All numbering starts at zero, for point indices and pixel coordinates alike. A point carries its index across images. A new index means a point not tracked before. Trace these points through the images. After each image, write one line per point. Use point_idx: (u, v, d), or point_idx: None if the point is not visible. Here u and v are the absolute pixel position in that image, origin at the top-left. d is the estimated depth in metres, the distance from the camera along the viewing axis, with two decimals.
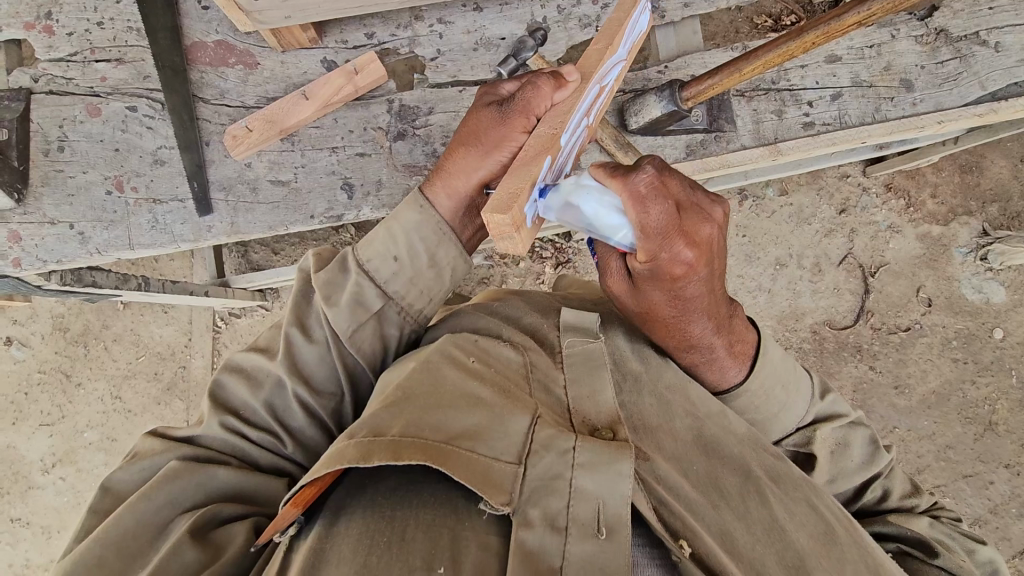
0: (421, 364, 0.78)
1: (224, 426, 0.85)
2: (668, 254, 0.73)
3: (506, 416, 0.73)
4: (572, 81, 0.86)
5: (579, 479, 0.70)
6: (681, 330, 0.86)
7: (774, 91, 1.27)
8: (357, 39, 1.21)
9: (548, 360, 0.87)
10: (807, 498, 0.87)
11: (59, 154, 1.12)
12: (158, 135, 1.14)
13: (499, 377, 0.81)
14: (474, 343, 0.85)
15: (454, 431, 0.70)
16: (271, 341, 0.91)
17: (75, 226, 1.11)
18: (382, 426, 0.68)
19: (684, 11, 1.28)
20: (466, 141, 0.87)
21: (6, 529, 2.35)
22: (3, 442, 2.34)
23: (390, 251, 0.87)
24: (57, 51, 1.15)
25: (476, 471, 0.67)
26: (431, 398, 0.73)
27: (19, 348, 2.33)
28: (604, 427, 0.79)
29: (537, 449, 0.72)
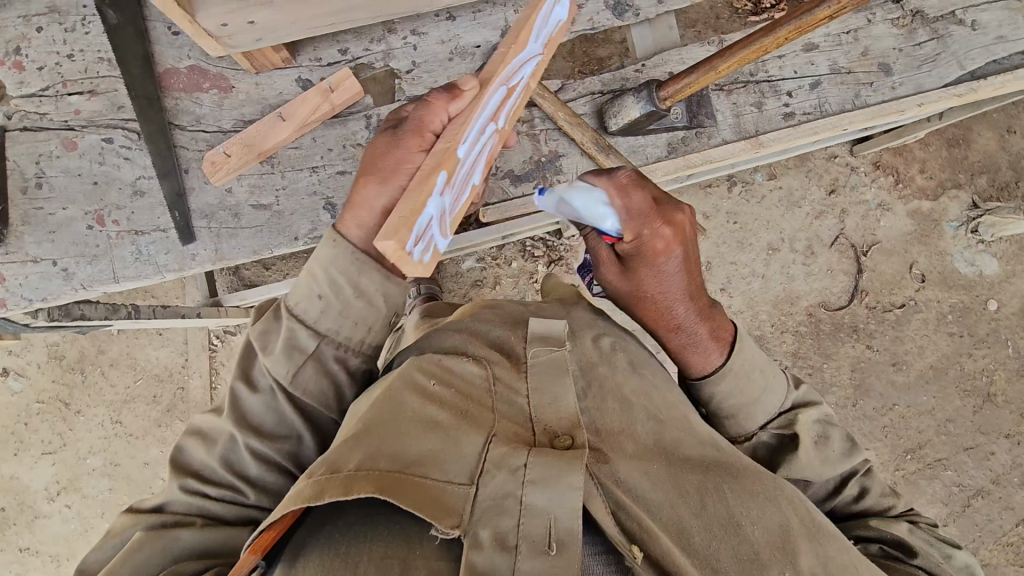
0: (386, 390, 0.79)
1: (185, 488, 0.85)
2: (651, 232, 0.87)
3: (460, 438, 0.73)
4: (467, 89, 0.87)
5: (529, 496, 0.67)
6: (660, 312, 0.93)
7: (753, 84, 1.26)
8: (331, 55, 1.20)
9: (509, 367, 0.86)
10: (766, 491, 0.84)
11: (37, 192, 1.11)
12: (136, 165, 1.14)
13: (461, 399, 0.79)
14: (437, 362, 0.84)
15: (408, 459, 0.69)
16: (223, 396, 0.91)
17: (58, 263, 1.11)
18: (340, 462, 0.68)
19: (659, 7, 1.27)
20: (366, 170, 0.85)
21: (15, 560, 2.36)
22: (6, 472, 2.34)
23: (314, 290, 0.84)
24: (28, 86, 1.14)
25: (427, 497, 0.66)
26: (389, 425, 0.73)
27: (16, 379, 2.33)
28: (563, 433, 0.77)
29: (489, 468, 0.70)
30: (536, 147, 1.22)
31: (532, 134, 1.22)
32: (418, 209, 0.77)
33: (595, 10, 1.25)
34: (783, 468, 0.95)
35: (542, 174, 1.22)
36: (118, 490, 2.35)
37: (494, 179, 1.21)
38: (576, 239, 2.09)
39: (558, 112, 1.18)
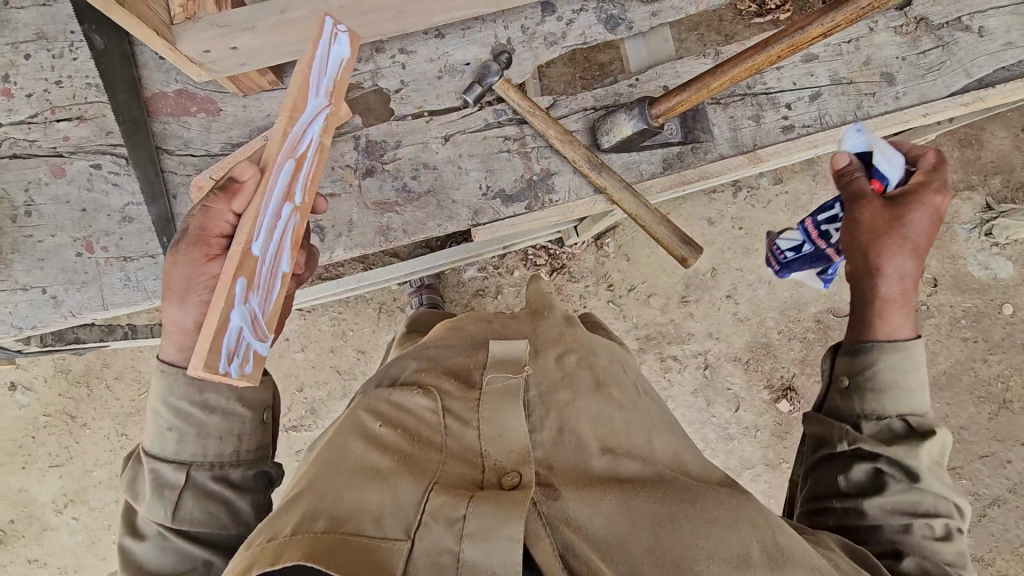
0: (330, 443, 0.76)
1: None
2: (936, 188, 0.94)
3: (399, 487, 0.67)
4: (245, 180, 0.82)
5: (468, 552, 0.59)
6: (889, 247, 0.94)
7: (750, 96, 1.23)
8: None
9: (461, 394, 0.79)
10: (732, 520, 0.73)
11: (27, 219, 1.11)
12: (124, 191, 1.14)
13: (409, 441, 0.75)
14: (388, 400, 0.80)
15: (346, 517, 0.63)
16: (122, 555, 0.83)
17: (48, 290, 1.11)
18: (276, 528, 0.62)
19: (653, 20, 1.24)
20: (166, 291, 0.84)
21: (25, 571, 2.38)
22: (14, 486, 2.37)
23: (162, 425, 0.81)
24: (17, 113, 1.15)
25: (357, 557, 0.59)
26: (329, 482, 0.68)
27: (23, 393, 2.35)
28: (510, 470, 0.70)
29: (428, 520, 0.62)
30: (527, 165, 1.19)
31: (523, 152, 1.20)
32: (218, 332, 0.77)
33: (588, 23, 1.23)
34: (904, 449, 0.86)
35: (533, 193, 1.19)
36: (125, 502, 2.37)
37: (486, 199, 1.18)
38: (579, 247, 2.06)
39: (549, 129, 1.16)
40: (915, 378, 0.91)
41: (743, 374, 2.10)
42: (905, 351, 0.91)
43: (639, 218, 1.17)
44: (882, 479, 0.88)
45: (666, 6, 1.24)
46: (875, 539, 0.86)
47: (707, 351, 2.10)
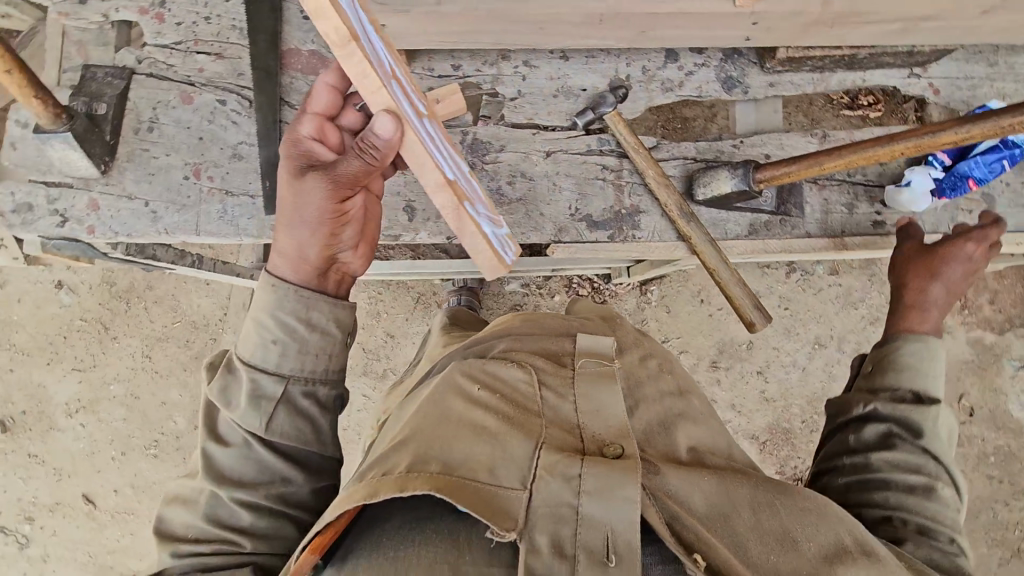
0: (428, 400, 0.77)
1: (176, 554, 0.84)
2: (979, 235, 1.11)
3: (508, 441, 0.71)
4: (395, 126, 0.87)
5: (587, 506, 0.65)
6: (931, 272, 1.11)
7: (848, 184, 1.24)
8: (443, 68, 1.24)
9: (557, 371, 0.84)
10: (820, 511, 0.77)
11: (148, 134, 1.18)
12: (241, 131, 1.20)
13: (506, 404, 0.77)
14: (481, 367, 0.82)
15: (459, 463, 0.67)
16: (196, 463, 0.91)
17: (149, 205, 1.16)
18: (389, 465, 0.68)
19: (769, 90, 1.26)
20: (293, 223, 0.90)
21: (20, 465, 2.43)
22: (34, 379, 2.43)
23: (266, 336, 0.88)
24: (164, 37, 1.22)
25: (480, 499, 0.64)
26: (434, 431, 0.71)
27: (67, 293, 2.43)
28: (610, 443, 0.74)
29: (542, 473, 0.68)
30: (618, 197, 1.22)
31: (617, 184, 1.23)
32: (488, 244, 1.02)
33: (706, 78, 1.26)
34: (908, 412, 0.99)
35: (618, 225, 1.22)
36: (132, 421, 2.43)
37: (571, 220, 1.21)
38: (624, 288, 2.08)
39: (648, 168, 1.19)
40: (935, 365, 1.03)
41: (756, 454, 2.07)
42: (926, 342, 1.04)
43: (715, 272, 1.18)
44: (890, 441, 0.99)
45: (786, 80, 1.26)
46: (882, 493, 0.94)
47: (726, 422, 2.07)
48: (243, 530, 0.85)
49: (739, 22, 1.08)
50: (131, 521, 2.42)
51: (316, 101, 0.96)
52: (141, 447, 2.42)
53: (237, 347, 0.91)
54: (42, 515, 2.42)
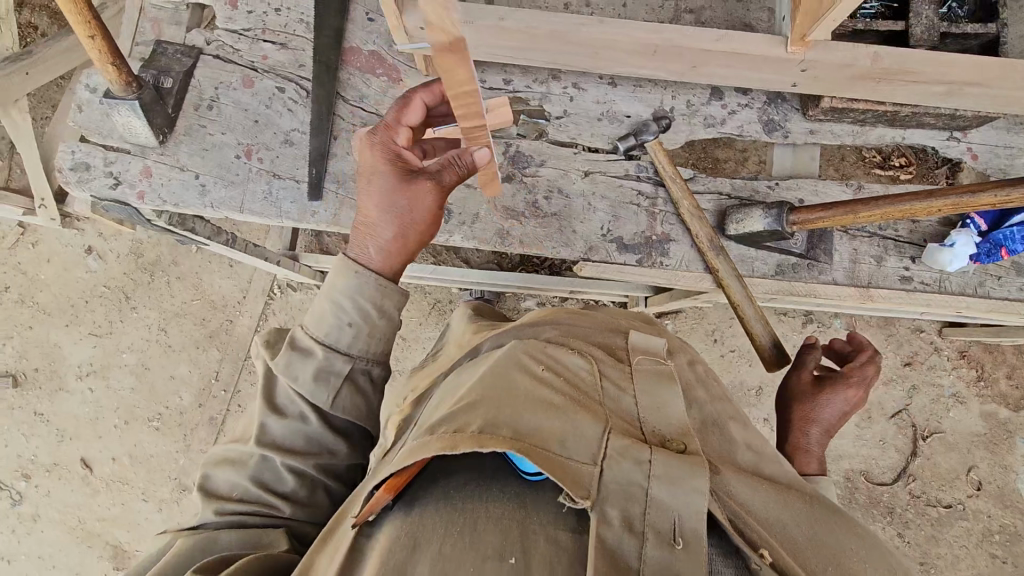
0: (494, 370, 0.79)
1: (219, 511, 0.94)
2: (858, 376, 1.12)
3: (579, 419, 0.72)
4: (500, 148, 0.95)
5: (655, 489, 0.66)
6: (812, 421, 1.12)
7: (878, 237, 1.25)
8: (494, 82, 1.28)
9: (617, 367, 0.87)
10: (867, 537, 0.80)
11: (207, 112, 1.23)
12: (295, 118, 1.24)
13: (571, 387, 0.80)
14: (544, 351, 0.85)
15: (533, 431, 0.68)
16: (246, 428, 1.00)
17: (199, 177, 1.21)
18: (463, 424, 0.69)
19: (809, 137, 1.29)
20: (399, 227, 0.91)
21: (24, 421, 2.45)
22: (51, 338, 2.48)
23: (343, 318, 0.92)
24: (234, 23, 1.28)
25: (554, 468, 0.65)
26: (504, 399, 0.73)
27: (94, 259, 2.49)
28: (675, 439, 0.74)
29: (613, 454, 0.68)
30: (651, 224, 1.25)
31: (651, 211, 1.25)
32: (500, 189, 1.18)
33: (747, 118, 1.29)
34: None
35: (648, 250, 1.24)
36: (138, 392, 2.46)
37: (601, 240, 1.23)
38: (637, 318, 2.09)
39: (684, 199, 1.22)
40: None
41: None
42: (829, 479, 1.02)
43: (740, 308, 1.20)
44: None
45: (826, 129, 1.29)
46: None
47: None
48: (283, 495, 0.95)
49: (789, 68, 1.11)
50: (124, 491, 2.42)
51: (412, 112, 0.96)
52: (144, 418, 2.45)
53: (303, 324, 0.95)
54: (38, 474, 2.44)
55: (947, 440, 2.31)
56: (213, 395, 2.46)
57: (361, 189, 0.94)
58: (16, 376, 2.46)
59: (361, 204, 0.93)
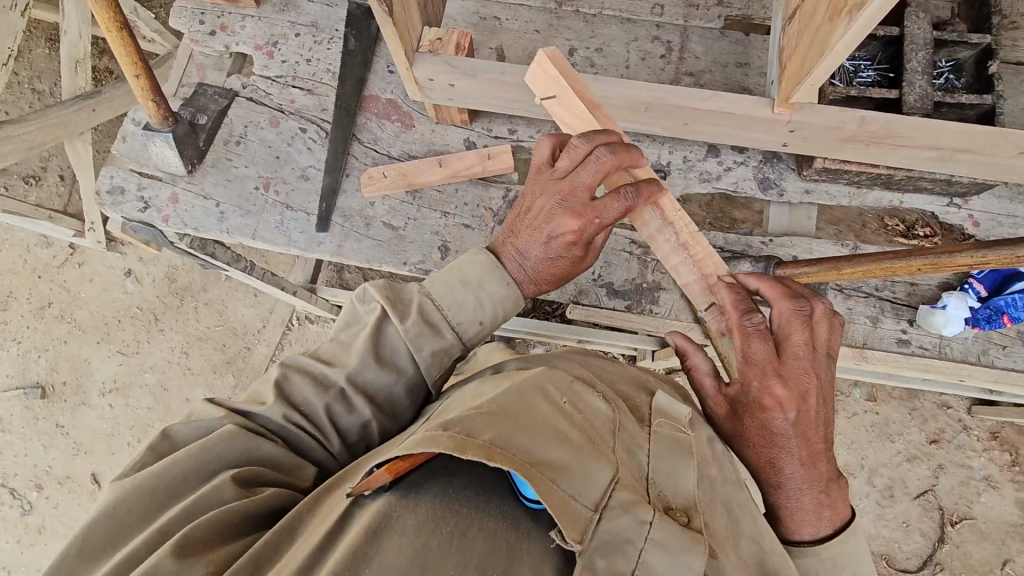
0: (518, 387, 0.74)
1: (285, 417, 0.86)
2: (761, 384, 0.87)
3: (591, 462, 0.66)
4: None
5: (650, 554, 0.62)
6: (775, 462, 0.89)
7: (875, 298, 1.23)
8: (500, 131, 1.37)
9: (635, 424, 0.81)
10: None
11: (235, 147, 1.34)
12: (313, 156, 1.34)
13: (587, 425, 0.73)
14: (569, 386, 0.78)
15: (542, 457, 0.63)
16: (335, 349, 0.92)
17: (220, 206, 1.30)
18: (474, 429, 0.63)
19: (804, 196, 1.32)
20: (558, 282, 1.01)
21: (46, 432, 2.55)
22: (82, 354, 2.61)
23: (478, 315, 0.93)
24: (269, 70, 1.41)
25: (556, 505, 0.59)
26: (522, 420, 0.67)
27: (132, 282, 2.64)
28: (679, 509, 0.70)
29: (615, 507, 0.63)
30: (642, 271, 1.27)
31: (643, 259, 1.27)
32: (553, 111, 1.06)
33: (743, 176, 1.33)
34: None
35: (638, 297, 1.26)
36: (154, 411, 2.54)
37: (592, 284, 1.26)
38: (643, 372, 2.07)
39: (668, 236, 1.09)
40: None
41: None
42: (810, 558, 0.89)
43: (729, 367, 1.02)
44: None
45: (823, 190, 1.32)
46: None
47: None
48: (338, 430, 0.88)
49: (777, 128, 1.15)
50: None
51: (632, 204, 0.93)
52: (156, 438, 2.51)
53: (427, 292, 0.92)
54: (51, 485, 2.50)
55: (979, 528, 2.15)
56: None
57: (550, 246, 0.95)
58: (44, 388, 2.58)
59: (540, 253, 0.96)
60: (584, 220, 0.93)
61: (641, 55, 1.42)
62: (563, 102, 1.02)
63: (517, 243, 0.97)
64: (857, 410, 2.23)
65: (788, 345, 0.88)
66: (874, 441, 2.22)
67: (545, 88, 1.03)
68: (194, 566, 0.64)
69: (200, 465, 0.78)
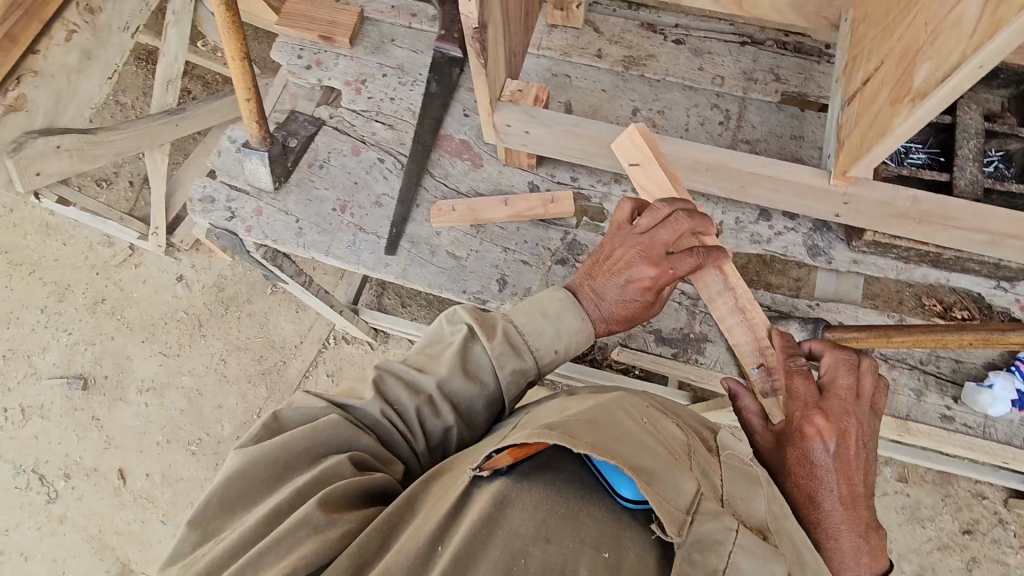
0: (603, 404, 0.81)
1: (381, 412, 0.94)
2: (804, 417, 0.96)
3: (678, 474, 0.72)
4: None
5: (738, 558, 0.67)
6: (815, 497, 0.93)
7: (918, 370, 1.26)
8: (563, 177, 1.46)
9: (705, 450, 0.87)
10: None
11: (317, 170, 1.45)
12: (387, 186, 1.45)
13: (666, 443, 0.80)
14: (645, 409, 0.85)
15: (635, 463, 0.70)
16: (425, 360, 1.01)
17: (299, 222, 1.41)
18: (574, 433, 0.72)
19: (852, 265, 1.36)
20: (626, 324, 1.12)
21: (81, 424, 2.62)
22: (125, 351, 2.70)
23: (554, 345, 1.04)
24: (355, 104, 1.54)
25: (655, 501, 0.67)
26: (614, 431, 0.75)
27: (182, 287, 2.76)
28: (755, 526, 0.75)
29: (704, 512, 0.69)
30: (690, 321, 1.32)
31: (692, 310, 1.33)
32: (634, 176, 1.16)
33: (792, 242, 1.38)
34: None
35: (684, 346, 1.30)
36: (188, 414, 2.61)
37: (641, 328, 1.31)
38: None
39: None
40: None
41: None
42: None
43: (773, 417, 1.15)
44: None
45: (868, 261, 1.36)
46: None
47: None
48: (424, 431, 0.96)
49: (831, 199, 1.21)
50: (149, 508, 2.49)
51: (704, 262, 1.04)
52: (184, 442, 2.57)
53: (511, 317, 1.03)
54: (78, 476, 2.55)
55: None
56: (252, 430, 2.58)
57: (627, 291, 1.06)
58: (86, 380, 2.66)
59: (616, 296, 1.07)
60: (661, 270, 1.04)
61: (701, 121, 1.52)
62: (646, 170, 1.12)
63: (594, 285, 1.09)
64: (888, 489, 2.18)
65: (834, 389, 0.99)
66: (904, 524, 2.16)
67: (631, 156, 1.13)
68: (338, 522, 0.76)
69: (311, 446, 0.86)
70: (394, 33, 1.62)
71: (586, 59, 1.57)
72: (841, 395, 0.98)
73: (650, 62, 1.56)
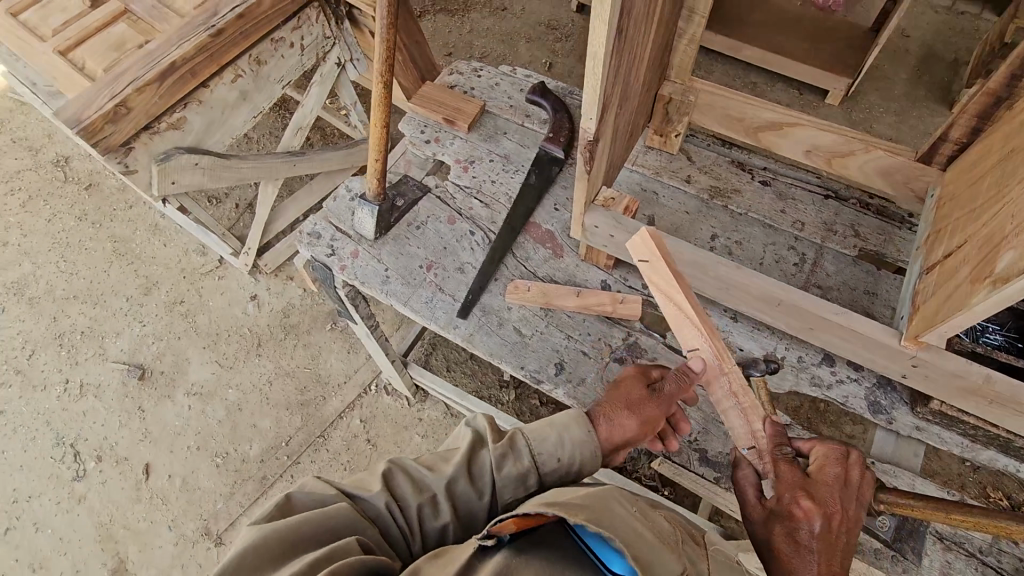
0: (595, 491, 0.86)
1: (386, 505, 0.97)
2: (791, 498, 0.98)
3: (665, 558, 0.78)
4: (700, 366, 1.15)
5: None
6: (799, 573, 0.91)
7: (977, 559, 1.18)
8: (636, 283, 1.54)
9: (696, 544, 0.90)
10: None
11: (415, 231, 1.60)
12: (473, 256, 1.57)
13: (656, 528, 0.84)
14: (634, 498, 0.89)
15: (628, 543, 0.76)
16: (434, 460, 1.07)
17: (388, 270, 1.54)
18: (575, 512, 0.78)
19: (915, 431, 1.33)
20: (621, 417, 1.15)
21: (125, 411, 2.73)
22: (186, 353, 2.87)
23: (557, 452, 1.09)
24: (461, 179, 1.71)
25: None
26: (608, 513, 0.80)
27: (253, 306, 2.96)
28: None
29: None
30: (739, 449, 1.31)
31: None
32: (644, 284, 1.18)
33: (854, 391, 1.38)
34: None
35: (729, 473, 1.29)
36: (224, 425, 2.70)
37: (686, 444, 1.32)
38: None
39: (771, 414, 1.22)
40: None
41: None
42: None
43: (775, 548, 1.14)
44: None
45: (932, 430, 1.33)
46: None
47: None
48: (421, 533, 1.00)
49: (900, 357, 1.22)
50: (161, 509, 2.53)
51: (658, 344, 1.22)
52: (212, 452, 2.64)
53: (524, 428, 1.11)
54: (107, 461, 2.63)
55: None
56: (277, 456, 2.62)
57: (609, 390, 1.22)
58: (143, 371, 2.81)
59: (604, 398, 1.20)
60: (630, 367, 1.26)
61: (776, 258, 1.58)
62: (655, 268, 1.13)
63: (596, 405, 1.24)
64: None
65: (819, 475, 1.01)
66: None
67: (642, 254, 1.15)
68: None
69: (319, 523, 0.90)
70: (507, 127, 1.82)
71: (675, 181, 1.70)
72: (828, 480, 1.00)
73: (736, 195, 1.67)
